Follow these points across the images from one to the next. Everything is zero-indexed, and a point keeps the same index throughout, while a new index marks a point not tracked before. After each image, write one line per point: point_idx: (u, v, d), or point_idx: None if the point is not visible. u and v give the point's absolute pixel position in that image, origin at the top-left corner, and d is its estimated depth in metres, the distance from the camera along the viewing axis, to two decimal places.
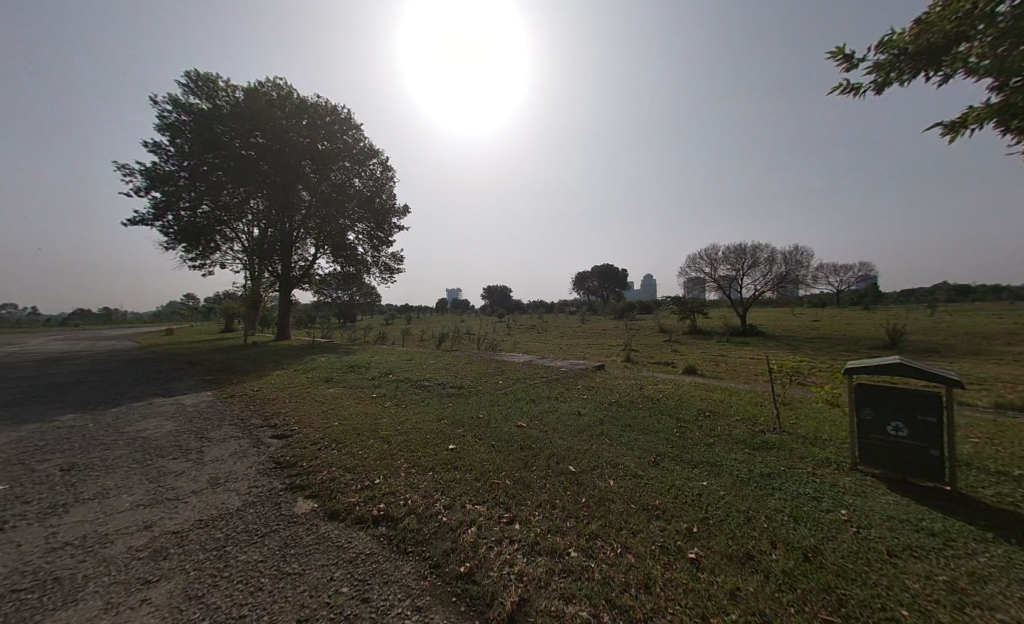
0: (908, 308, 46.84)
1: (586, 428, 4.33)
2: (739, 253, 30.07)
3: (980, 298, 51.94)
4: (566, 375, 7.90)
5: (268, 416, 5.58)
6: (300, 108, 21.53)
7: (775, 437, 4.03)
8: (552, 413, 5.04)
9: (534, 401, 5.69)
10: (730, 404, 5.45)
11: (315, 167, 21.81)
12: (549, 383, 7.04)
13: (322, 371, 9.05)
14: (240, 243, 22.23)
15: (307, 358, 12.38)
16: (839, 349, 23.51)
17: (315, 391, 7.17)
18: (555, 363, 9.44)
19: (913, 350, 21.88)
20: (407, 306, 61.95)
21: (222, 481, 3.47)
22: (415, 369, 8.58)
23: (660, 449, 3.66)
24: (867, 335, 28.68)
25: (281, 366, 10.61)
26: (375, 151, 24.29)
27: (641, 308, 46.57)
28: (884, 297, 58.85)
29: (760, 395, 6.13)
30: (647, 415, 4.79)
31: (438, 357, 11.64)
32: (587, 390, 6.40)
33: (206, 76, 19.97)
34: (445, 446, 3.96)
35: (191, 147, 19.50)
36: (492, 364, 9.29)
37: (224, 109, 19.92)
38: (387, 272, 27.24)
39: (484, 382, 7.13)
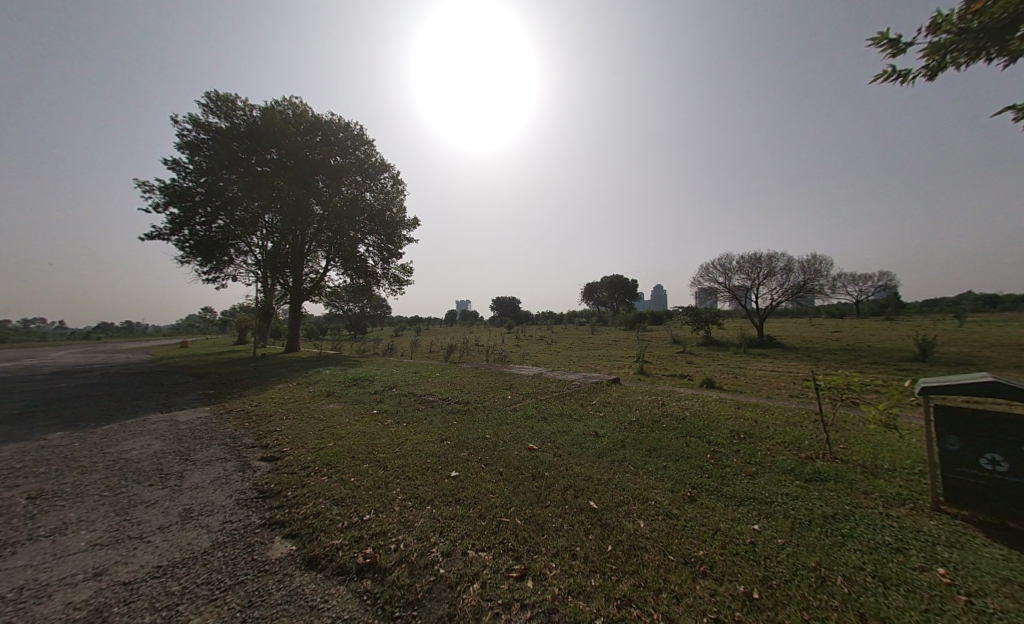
0: (935, 318, 44.87)
1: (606, 452, 3.84)
2: (754, 262, 29.22)
3: (1010, 307, 49.62)
4: (579, 389, 7.40)
5: (261, 435, 5.22)
6: (314, 125, 21.91)
7: (828, 465, 3.48)
8: (566, 433, 4.55)
9: (546, 420, 5.21)
10: (765, 424, 4.89)
11: (327, 182, 22.08)
12: (561, 399, 6.55)
13: (324, 385, 8.74)
14: (253, 257, 22.46)
15: (313, 370, 12.14)
16: (865, 361, 22.36)
17: (315, 406, 6.82)
18: (566, 377, 8.94)
19: (946, 363, 20.63)
20: (417, 318, 62.15)
21: (195, 514, 3.08)
22: (420, 383, 8.18)
23: (694, 480, 3.14)
24: (894, 346, 27.38)
25: (284, 379, 10.35)
26: (386, 165, 24.54)
27: (653, 319, 45.66)
28: (906, 307, 56.64)
29: (797, 414, 5.55)
30: (673, 437, 4.27)
31: (445, 369, 11.26)
32: (603, 407, 5.91)
33: (224, 95, 20.39)
34: (446, 473, 3.50)
35: (207, 164, 19.85)
36: (500, 377, 8.85)
37: (240, 127, 20.27)
38: (396, 284, 27.28)
39: (492, 397, 6.70)
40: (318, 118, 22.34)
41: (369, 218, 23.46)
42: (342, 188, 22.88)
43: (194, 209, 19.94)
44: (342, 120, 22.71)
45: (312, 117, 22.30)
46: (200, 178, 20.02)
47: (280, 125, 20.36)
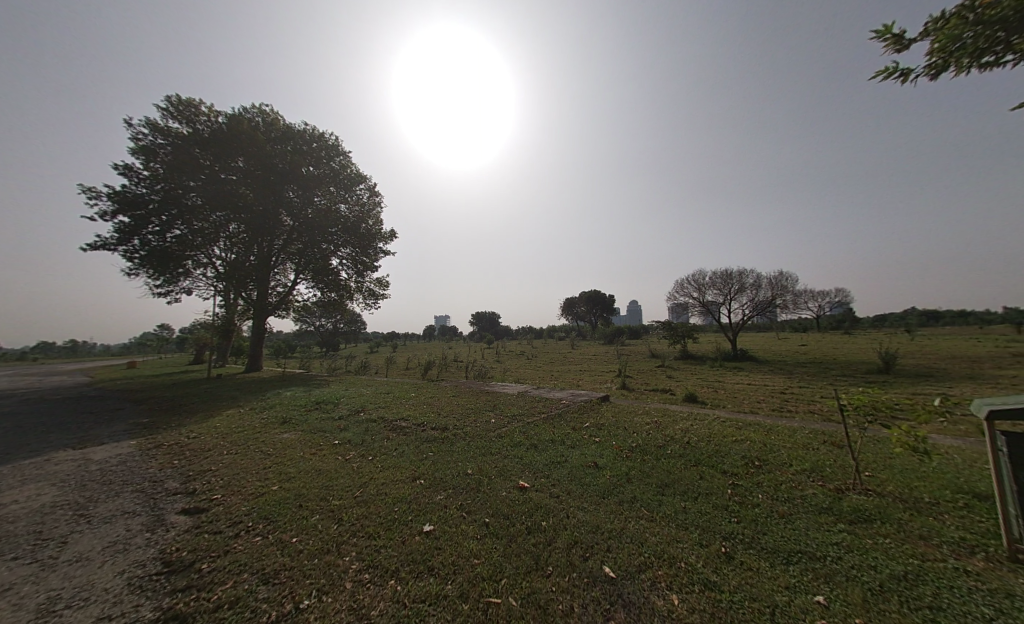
0: (888, 332, 47.82)
1: (611, 490, 3.25)
2: (726, 278, 30.04)
3: (951, 321, 53.84)
4: (568, 410, 6.79)
5: (190, 477, 4.27)
6: (285, 134, 20.96)
7: (866, 502, 3.02)
8: (561, 466, 3.92)
9: (537, 448, 4.58)
10: (776, 448, 4.44)
11: (298, 192, 21.06)
12: (550, 421, 5.92)
13: (282, 410, 7.71)
14: (213, 269, 20.87)
15: (272, 392, 10.92)
16: (834, 374, 23.06)
17: (266, 436, 5.85)
18: (553, 395, 8.32)
19: (908, 375, 21.58)
20: (394, 334, 60.23)
21: (59, 608, 2.20)
22: (391, 406, 7.32)
23: (723, 527, 2.59)
24: (858, 359, 28.53)
25: (236, 403, 9.16)
26: (363, 177, 23.83)
27: (631, 334, 46.13)
28: (861, 322, 60.34)
29: (802, 434, 5.18)
30: (683, 468, 3.74)
31: (421, 388, 10.37)
32: (599, 430, 5.32)
33: (186, 98, 19.13)
34: (417, 528, 2.78)
35: (165, 170, 18.40)
36: (481, 397, 8.11)
37: (203, 132, 18.98)
38: (371, 298, 26.18)
39: (473, 420, 5.99)
40: (290, 127, 21.46)
41: (343, 230, 22.50)
42: (314, 199, 21.89)
43: (147, 217, 18.34)
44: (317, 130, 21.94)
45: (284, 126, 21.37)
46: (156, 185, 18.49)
47: (249, 132, 19.27)
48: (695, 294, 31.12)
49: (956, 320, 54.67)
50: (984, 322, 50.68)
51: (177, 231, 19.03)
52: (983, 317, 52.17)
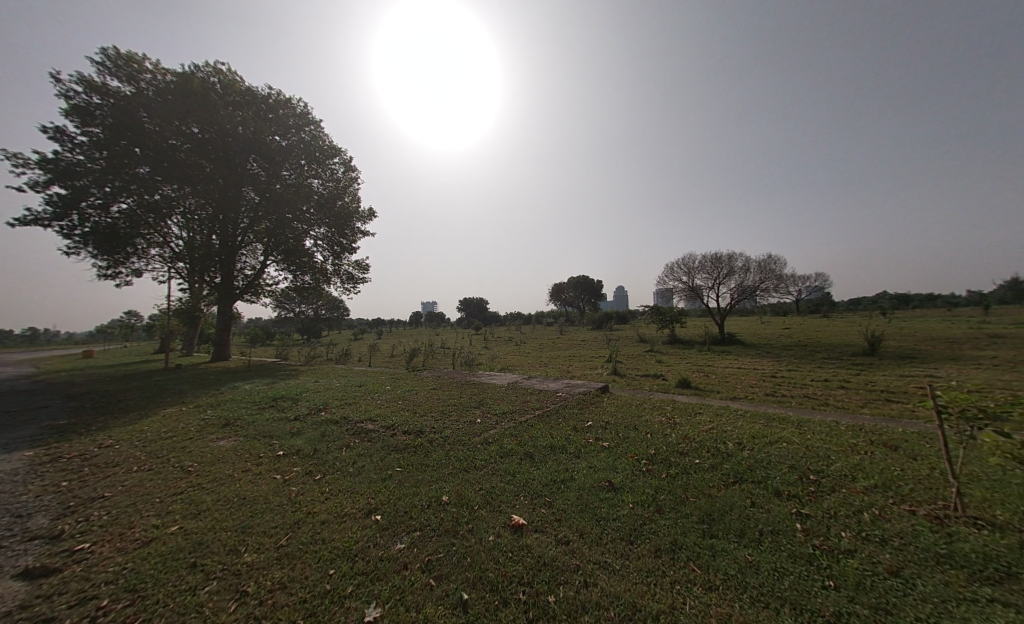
0: (866, 316, 49.02)
1: (640, 530, 2.33)
2: (715, 262, 29.53)
3: (921, 304, 55.88)
4: (567, 404, 5.90)
5: (67, 512, 3.19)
6: (247, 99, 18.95)
7: (992, 541, 2.18)
8: (566, 486, 3.00)
9: (532, 458, 3.65)
10: (822, 453, 3.65)
11: (264, 164, 19.18)
12: (547, 420, 5.00)
13: (229, 410, 6.57)
14: (170, 250, 18.99)
15: (229, 385, 9.68)
16: (821, 357, 23.10)
17: (197, 445, 4.75)
18: (545, 387, 7.40)
19: (893, 358, 21.74)
20: (378, 321, 58.55)
21: None
22: (359, 403, 6.27)
23: (827, 607, 1.69)
24: (842, 341, 28.88)
25: (182, 401, 7.93)
26: (337, 150, 22.02)
27: (619, 318, 45.86)
28: (838, 306, 62.10)
29: (840, 432, 4.42)
30: (725, 490, 2.86)
31: (399, 379, 9.31)
32: (605, 431, 4.42)
33: (126, 53, 16.86)
34: (356, 612, 1.79)
35: (106, 136, 16.23)
36: (465, 390, 7.16)
37: (149, 92, 16.77)
38: (350, 282, 24.72)
39: (453, 419, 5.03)
40: (253, 92, 19.42)
41: (317, 207, 20.86)
42: (283, 173, 20.08)
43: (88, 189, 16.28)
44: (284, 95, 19.97)
45: (245, 90, 19.27)
46: (95, 152, 16.33)
47: (203, 94, 17.22)
48: (684, 278, 30.59)
49: (926, 303, 56.59)
50: (952, 304, 52.62)
51: (124, 206, 17.02)
52: (951, 299, 54.20)
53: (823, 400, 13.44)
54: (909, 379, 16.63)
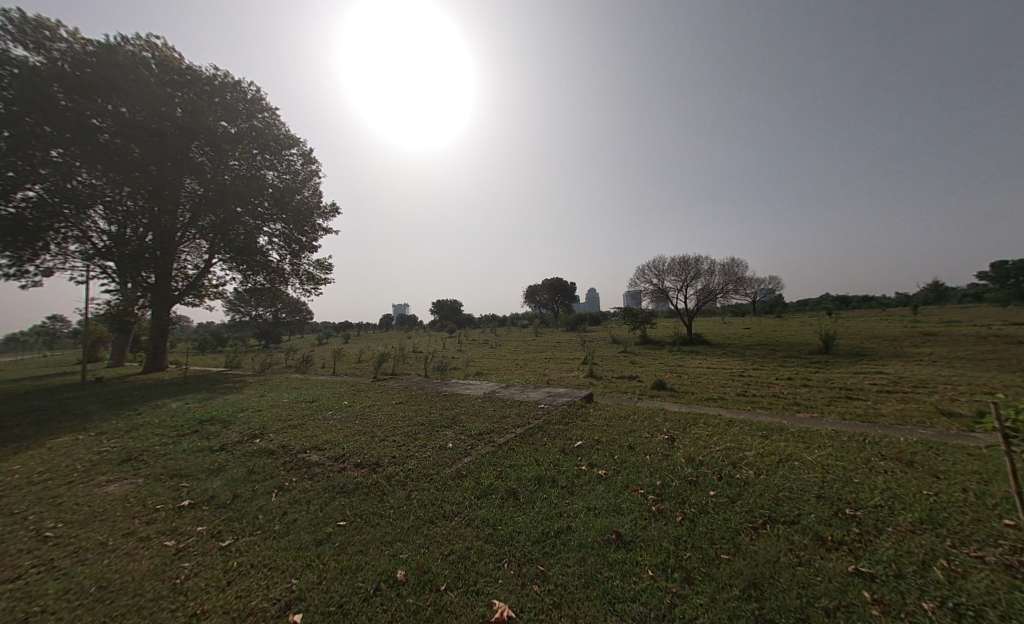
0: (815, 315, 52.54)
1: (672, 621, 1.68)
2: (683, 264, 30.21)
3: (861, 305, 60.79)
4: (551, 419, 5.23)
5: None
6: (187, 79, 17.01)
7: None
8: (563, 542, 2.30)
9: (515, 499, 2.92)
10: (846, 476, 3.18)
11: (208, 152, 17.30)
12: (531, 442, 4.27)
13: (141, 437, 5.36)
14: (91, 245, 16.62)
15: (154, 403, 8.23)
16: (783, 356, 24.13)
17: (76, 493, 3.63)
18: (525, 397, 6.71)
19: (846, 356, 23.02)
20: (345, 325, 55.73)
21: None
22: (307, 424, 5.29)
23: None
24: (798, 340, 30.53)
25: (84, 426, 6.51)
26: (295, 140, 20.36)
27: (591, 320, 46.26)
28: (791, 307, 66.23)
29: (850, 444, 4.04)
30: (759, 537, 2.28)
31: (359, 391, 8.30)
32: (598, 455, 3.77)
33: (34, 16, 14.56)
34: None
35: (6, 111, 13.88)
36: (434, 404, 6.30)
37: (63, 64, 14.55)
38: (309, 282, 23.01)
39: (418, 445, 4.21)
40: (195, 72, 17.50)
41: (271, 201, 19.12)
42: (231, 162, 18.25)
43: None
44: (231, 78, 18.15)
45: (185, 68, 17.33)
46: None
47: (130, 69, 15.19)
48: (654, 281, 31.10)
49: (865, 304, 61.69)
50: (885, 305, 57.79)
51: (31, 193, 14.66)
52: (885, 301, 59.42)
53: (792, 399, 13.72)
54: (863, 376, 17.54)
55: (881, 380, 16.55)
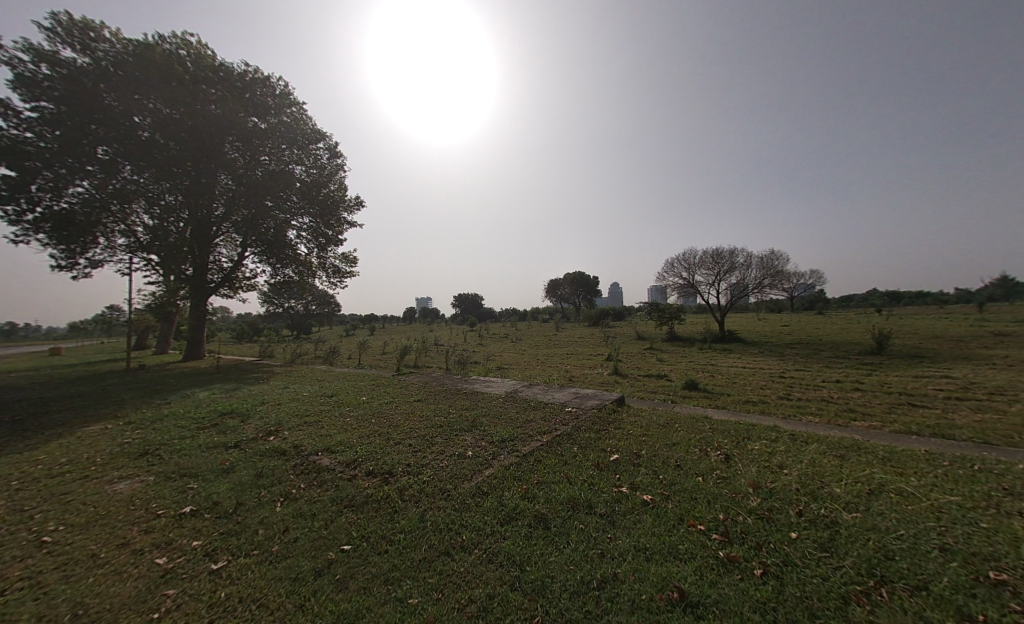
0: (861, 313, 48.74)
1: None
2: (716, 257, 28.51)
3: (913, 302, 55.88)
4: (581, 425, 4.72)
5: None
6: (220, 75, 17.43)
7: None
8: (611, 601, 1.81)
9: (545, 529, 2.45)
10: (969, 518, 2.50)
11: (240, 148, 17.71)
12: (560, 453, 3.79)
13: (162, 430, 5.29)
14: (135, 239, 17.45)
15: (182, 392, 8.35)
16: (827, 356, 22.34)
17: (86, 491, 3.49)
18: (550, 399, 6.21)
19: (901, 357, 20.99)
20: (371, 317, 57.15)
21: None
22: (322, 422, 5.04)
23: None
24: (845, 339, 28.25)
25: (113, 415, 6.59)
26: (322, 134, 20.56)
27: (616, 315, 44.97)
28: (833, 303, 61.80)
29: (955, 474, 3.30)
30: (877, 609, 1.71)
31: (378, 386, 8.10)
32: (640, 474, 3.23)
33: (80, 19, 15.23)
34: None
35: (58, 111, 14.67)
36: (453, 404, 5.94)
37: (107, 64, 15.17)
38: (336, 275, 23.41)
39: (436, 452, 3.83)
40: (227, 68, 17.87)
41: (300, 195, 19.44)
42: (262, 157, 18.64)
43: (38, 170, 14.74)
44: (261, 73, 18.44)
45: (218, 65, 17.76)
46: (45, 128, 14.75)
47: (168, 67, 15.68)
48: (684, 274, 29.58)
49: (918, 300, 56.68)
50: (942, 301, 52.88)
51: (81, 190, 15.49)
52: (942, 298, 54.31)
53: (842, 405, 12.48)
54: (924, 380, 15.82)
55: (947, 386, 14.84)
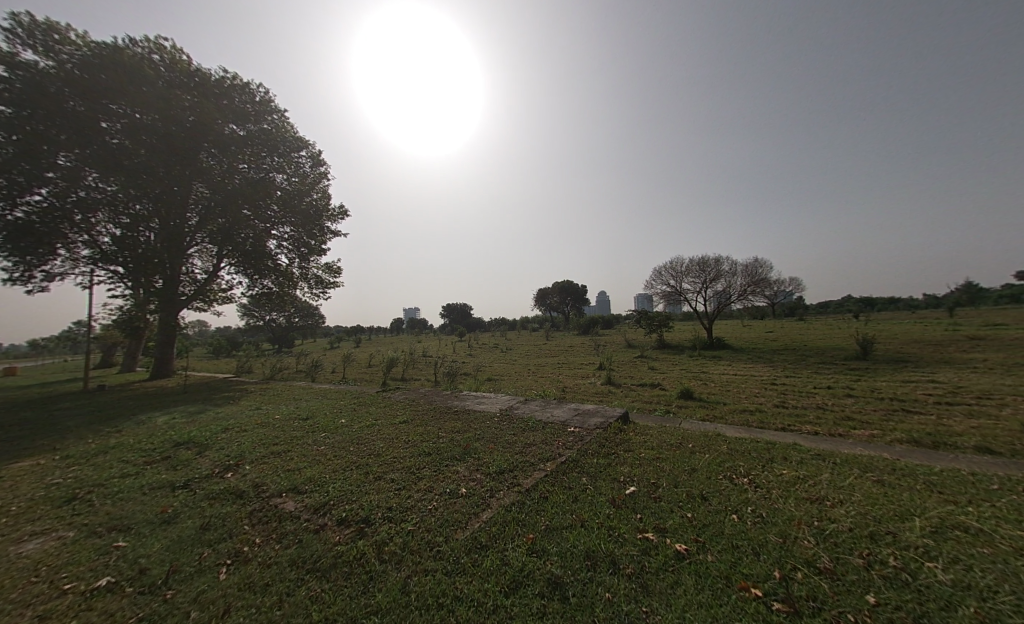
0: (841, 318, 49.94)
1: None
2: (702, 266, 28.70)
3: (888, 307, 57.81)
4: (588, 449, 4.20)
5: None
6: (196, 81, 16.78)
7: None
8: None
9: (563, 602, 1.92)
10: None
11: (217, 156, 16.96)
12: (567, 487, 3.28)
13: (101, 468, 4.52)
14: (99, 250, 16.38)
15: (138, 417, 7.48)
16: (816, 362, 22.47)
17: None
18: (549, 417, 5.69)
19: (887, 362, 21.26)
20: (356, 330, 55.68)
21: None
22: (292, 454, 4.39)
23: None
24: (830, 344, 28.65)
25: (51, 447, 5.74)
26: (304, 142, 20.00)
27: (604, 323, 44.94)
28: (813, 309, 63.25)
29: (1012, 501, 2.92)
30: None
31: (360, 405, 7.43)
32: (666, 513, 2.75)
33: (43, 19, 14.45)
34: None
35: (15, 115, 13.74)
36: (443, 426, 5.34)
37: (71, 66, 14.36)
38: (318, 286, 22.59)
39: (423, 489, 3.26)
40: (203, 74, 17.24)
41: (280, 204, 18.75)
42: (240, 166, 17.94)
43: None
44: (240, 79, 17.88)
45: (194, 71, 17.12)
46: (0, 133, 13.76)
47: (138, 71, 14.97)
48: (671, 282, 29.70)
49: (892, 305, 58.63)
50: (915, 306, 54.83)
51: (40, 198, 14.47)
52: (914, 302, 56.33)
53: (839, 412, 12.28)
54: (913, 385, 15.90)
55: (936, 390, 14.91)
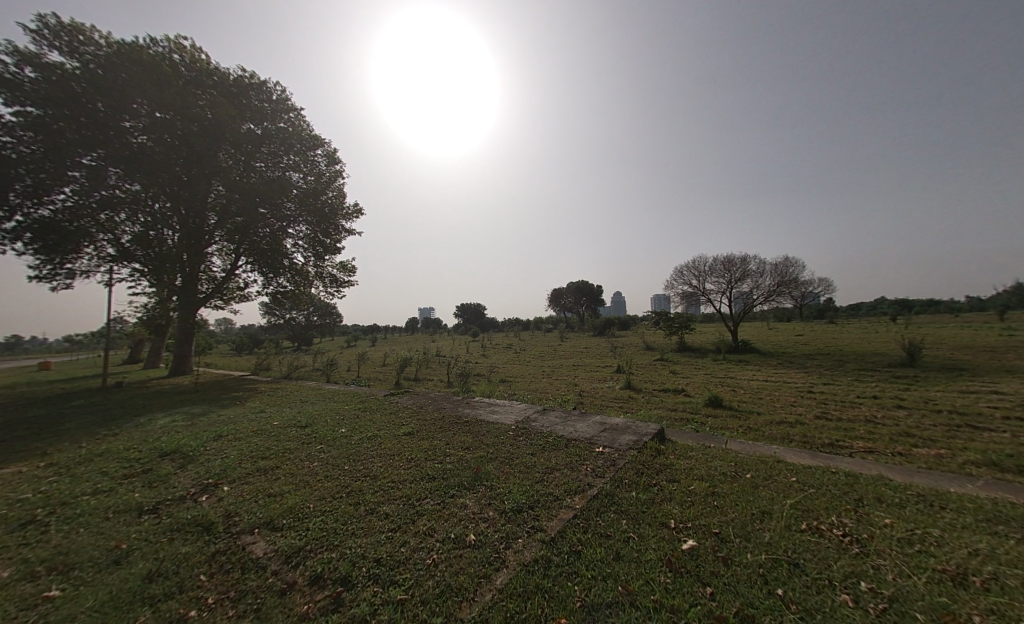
0: (877, 321, 46.89)
1: None
2: (727, 265, 27.19)
3: (928, 309, 53.97)
4: (623, 478, 3.46)
5: None
6: (214, 80, 16.83)
7: None
8: None
9: None
10: None
11: (235, 154, 16.94)
12: (608, 537, 2.55)
13: (76, 481, 4.08)
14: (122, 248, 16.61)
15: (138, 419, 7.16)
16: (855, 368, 20.82)
17: None
18: (572, 433, 4.97)
19: (937, 370, 19.44)
20: (372, 329, 56.13)
21: None
22: (279, 473, 3.83)
23: None
24: (869, 349, 26.65)
25: (41, 452, 5.42)
26: (320, 140, 19.90)
27: (622, 324, 43.66)
28: (843, 312, 59.90)
29: None
30: None
31: (363, 411, 6.90)
32: (748, 591, 2.00)
33: (69, 21, 14.71)
34: None
35: (41, 115, 13.98)
36: (450, 441, 4.68)
37: (95, 66, 14.53)
38: (333, 285, 22.52)
39: (424, 533, 2.60)
40: (222, 73, 17.31)
41: (297, 203, 18.68)
42: (257, 164, 17.91)
43: (20, 177, 14.00)
44: (258, 78, 17.89)
45: (213, 70, 17.19)
46: (27, 132, 13.97)
47: (159, 70, 15.05)
48: (694, 282, 28.28)
49: (932, 308, 54.82)
50: (958, 309, 51.03)
51: (65, 197, 14.73)
52: (957, 305, 52.58)
53: (892, 427, 10.97)
54: (972, 397, 14.28)
55: (1002, 402, 13.35)
